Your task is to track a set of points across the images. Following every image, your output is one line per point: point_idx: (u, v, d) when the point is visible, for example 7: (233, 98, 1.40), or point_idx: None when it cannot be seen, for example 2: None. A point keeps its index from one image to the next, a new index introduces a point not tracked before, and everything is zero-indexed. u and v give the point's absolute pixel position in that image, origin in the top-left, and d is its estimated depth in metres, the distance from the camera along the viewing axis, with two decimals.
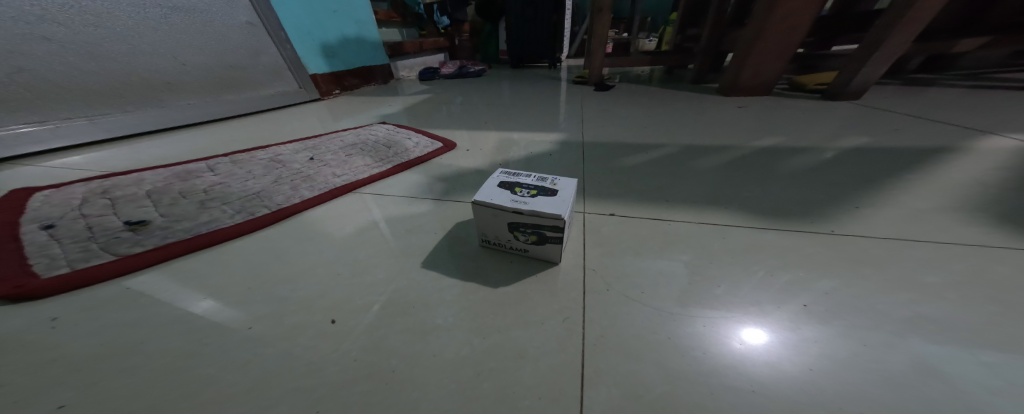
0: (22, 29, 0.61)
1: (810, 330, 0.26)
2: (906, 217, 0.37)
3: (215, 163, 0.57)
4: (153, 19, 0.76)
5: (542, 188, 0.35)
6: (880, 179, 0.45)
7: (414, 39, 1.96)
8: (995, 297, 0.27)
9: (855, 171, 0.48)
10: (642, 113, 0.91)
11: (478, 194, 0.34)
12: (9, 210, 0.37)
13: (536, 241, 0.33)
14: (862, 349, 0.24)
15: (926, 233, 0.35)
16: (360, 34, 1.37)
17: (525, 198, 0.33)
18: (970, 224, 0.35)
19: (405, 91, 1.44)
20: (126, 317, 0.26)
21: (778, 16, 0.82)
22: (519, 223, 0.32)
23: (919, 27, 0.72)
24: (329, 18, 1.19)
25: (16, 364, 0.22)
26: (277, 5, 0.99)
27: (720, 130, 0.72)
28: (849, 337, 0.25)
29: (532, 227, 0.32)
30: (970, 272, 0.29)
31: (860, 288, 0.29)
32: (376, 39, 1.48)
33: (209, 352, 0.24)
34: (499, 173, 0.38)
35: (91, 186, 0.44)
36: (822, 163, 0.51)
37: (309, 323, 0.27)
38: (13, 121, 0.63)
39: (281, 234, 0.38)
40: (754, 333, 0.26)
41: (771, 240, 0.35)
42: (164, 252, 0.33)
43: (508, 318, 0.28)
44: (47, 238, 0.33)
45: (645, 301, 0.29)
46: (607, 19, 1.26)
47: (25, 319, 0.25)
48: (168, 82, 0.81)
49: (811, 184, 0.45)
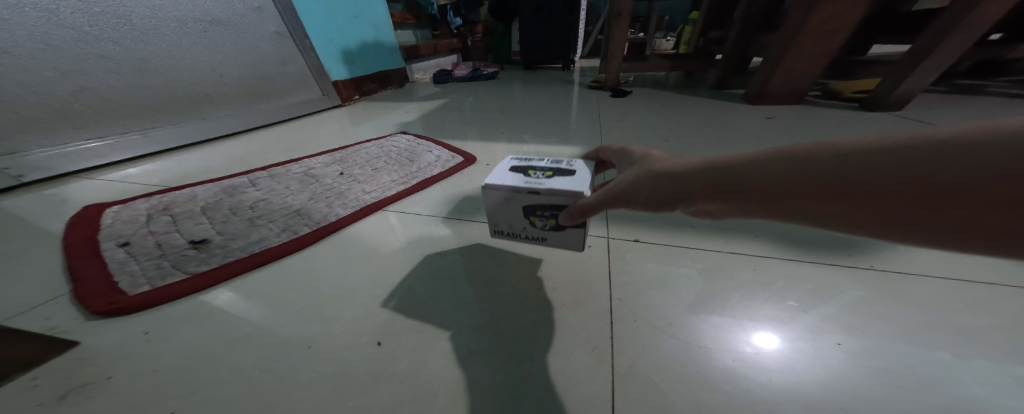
0: (82, 49, 0.65)
1: (839, 368, 0.26)
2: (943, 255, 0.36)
3: (256, 178, 0.61)
4: (193, 33, 0.81)
5: (557, 170, 0.35)
6: None
7: (428, 41, 1.99)
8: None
9: None
10: (658, 123, 0.90)
11: (493, 177, 0.35)
12: (87, 226, 0.41)
13: (553, 225, 0.35)
14: (889, 387, 0.25)
15: (966, 273, 0.34)
16: (377, 38, 1.41)
17: (540, 179, 0.34)
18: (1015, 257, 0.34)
19: (420, 95, 1.47)
20: (202, 332, 0.29)
21: (812, 24, 0.82)
22: (537, 206, 0.34)
23: (975, 34, 0.72)
24: (349, 24, 1.23)
25: (121, 374, 0.25)
26: (302, 15, 1.05)
27: (740, 143, 0.72)
28: (878, 378, 0.25)
29: (551, 210, 0.33)
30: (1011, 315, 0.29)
31: (891, 325, 0.29)
32: (393, 43, 1.52)
33: (278, 369, 0.27)
34: (510, 159, 0.39)
35: (151, 203, 0.48)
36: None
37: (358, 345, 0.29)
38: (81, 137, 0.67)
39: (321, 254, 0.41)
40: (771, 338, 0.29)
41: (798, 273, 0.35)
42: (227, 271, 0.36)
43: (539, 346, 0.29)
44: (125, 255, 0.36)
45: (673, 332, 0.30)
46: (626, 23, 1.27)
47: (120, 332, 0.28)
48: (207, 94, 0.86)
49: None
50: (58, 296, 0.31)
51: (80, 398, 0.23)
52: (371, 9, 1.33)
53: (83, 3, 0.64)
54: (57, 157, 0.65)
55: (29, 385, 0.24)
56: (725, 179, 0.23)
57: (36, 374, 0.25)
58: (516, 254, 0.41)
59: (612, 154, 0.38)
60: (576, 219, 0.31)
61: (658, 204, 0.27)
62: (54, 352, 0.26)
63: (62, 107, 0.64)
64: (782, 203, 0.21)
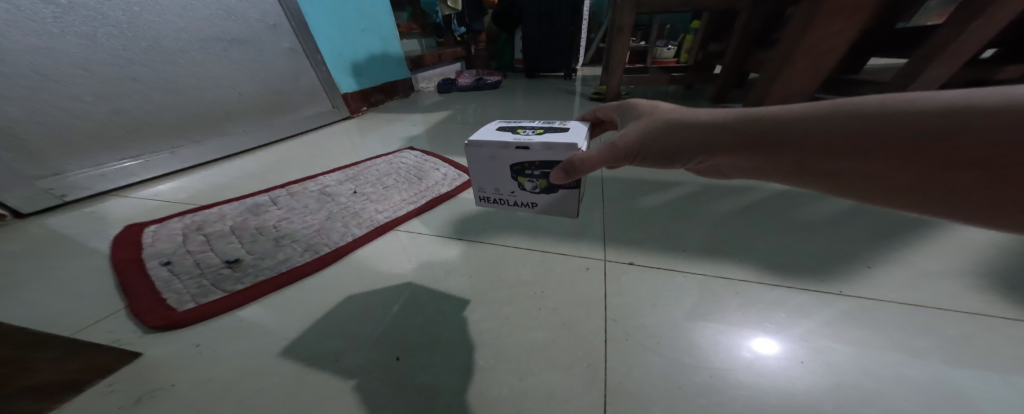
0: (118, 73, 0.68)
1: (805, 383, 0.30)
2: (913, 278, 0.38)
3: (276, 196, 0.65)
4: (217, 53, 0.84)
5: (546, 129, 0.44)
6: (897, 234, 0.46)
7: (433, 51, 2.04)
8: (1013, 368, 0.29)
9: (875, 224, 0.48)
10: None
11: (491, 135, 0.44)
12: (131, 245, 0.46)
13: (540, 183, 0.46)
14: (845, 401, 0.28)
15: (930, 299, 0.36)
16: (384, 50, 1.46)
17: (531, 136, 0.43)
18: (985, 285, 0.37)
19: (424, 105, 1.51)
20: (244, 346, 0.33)
21: (807, 46, 0.82)
22: (527, 162, 0.44)
23: (961, 59, 0.74)
24: (357, 36, 1.29)
25: (182, 382, 0.29)
26: (314, 31, 1.10)
27: None
28: (841, 395, 0.29)
29: (539, 168, 0.44)
30: (963, 339, 0.32)
31: (857, 346, 0.32)
32: (398, 54, 1.57)
33: (313, 380, 0.31)
34: (504, 123, 0.48)
35: (185, 222, 0.52)
36: (843, 212, 0.51)
37: (379, 359, 0.33)
38: (120, 157, 0.71)
39: (340, 273, 0.45)
40: (766, 349, 0.33)
41: (778, 296, 0.38)
42: (260, 290, 0.40)
43: (542, 362, 0.33)
44: (169, 274, 0.40)
45: (660, 351, 0.34)
46: (626, 38, 1.33)
47: (174, 345, 0.32)
48: (228, 111, 0.89)
49: (828, 236, 0.47)
50: (116, 311, 0.35)
51: (150, 403, 0.27)
52: (378, 22, 1.38)
53: (117, 28, 0.67)
54: (97, 178, 0.68)
55: (106, 390, 0.28)
56: (758, 128, 0.29)
57: (110, 381, 0.29)
58: (520, 274, 0.44)
59: (619, 110, 0.45)
60: (570, 177, 0.39)
61: (673, 153, 0.35)
62: (123, 362, 0.30)
63: (101, 130, 0.67)
64: (797, 152, 0.28)
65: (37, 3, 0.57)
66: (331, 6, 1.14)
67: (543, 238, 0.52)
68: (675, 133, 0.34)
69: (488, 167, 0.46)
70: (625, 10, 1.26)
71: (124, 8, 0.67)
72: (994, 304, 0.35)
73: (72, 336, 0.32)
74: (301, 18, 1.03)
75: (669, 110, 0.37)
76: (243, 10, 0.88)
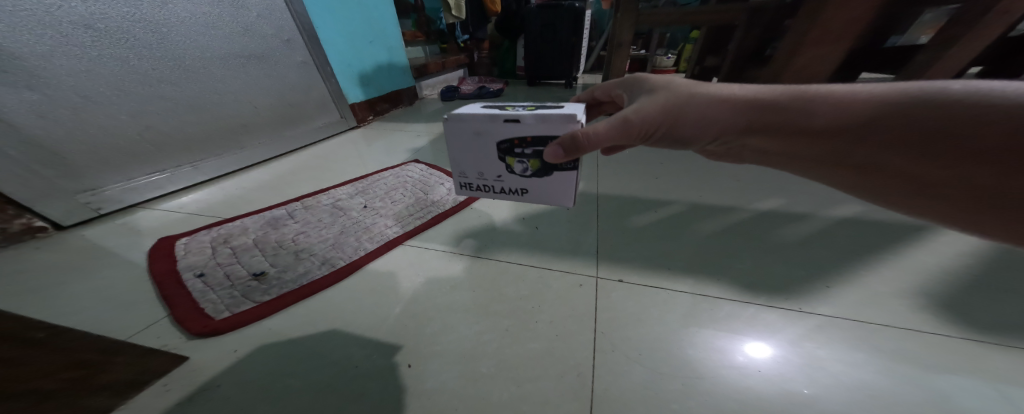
0: (147, 92, 0.71)
1: (756, 386, 0.35)
2: (867, 298, 0.43)
3: (292, 209, 0.70)
4: (236, 69, 0.87)
5: (538, 107, 0.45)
6: (864, 254, 0.50)
7: (437, 59, 2.09)
8: (940, 380, 0.33)
9: (846, 244, 0.52)
10: (655, 153, 0.96)
11: (481, 110, 0.45)
12: (166, 256, 0.50)
13: (533, 164, 0.46)
14: (788, 403, 0.33)
15: (874, 316, 0.41)
16: (390, 60, 1.49)
17: (522, 111, 0.44)
18: (933, 306, 0.41)
19: (428, 114, 1.55)
20: (277, 353, 0.38)
21: (799, 63, 0.88)
22: (518, 139, 0.44)
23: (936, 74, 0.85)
24: (364, 48, 1.32)
25: (228, 383, 0.34)
26: (325, 43, 1.14)
27: (729, 179, 0.76)
28: (791, 401, 0.33)
29: (531, 144, 0.44)
30: (897, 350, 0.36)
31: (809, 356, 0.37)
32: (404, 63, 1.60)
33: (338, 385, 0.36)
34: (491, 103, 0.50)
35: (211, 235, 0.57)
36: (818, 232, 0.55)
37: (394, 367, 0.38)
38: (149, 171, 0.74)
39: (353, 287, 0.49)
40: (753, 352, 0.38)
41: (747, 313, 0.43)
42: (285, 300, 0.45)
43: (537, 370, 0.37)
44: (204, 286, 0.45)
45: (641, 361, 0.38)
46: (626, 54, 1.39)
47: (215, 351, 0.37)
48: (245, 125, 0.93)
49: (801, 256, 0.51)
50: (161, 318, 0.40)
51: (203, 400, 0.33)
52: (386, 32, 1.41)
53: (147, 50, 0.70)
54: (127, 192, 0.71)
55: (165, 389, 0.33)
56: (796, 111, 0.35)
57: (165, 382, 0.34)
58: (519, 290, 0.48)
59: (630, 87, 0.49)
60: (568, 155, 0.40)
61: (709, 132, 0.40)
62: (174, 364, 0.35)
63: (133, 147, 0.71)
64: (827, 136, 0.33)
65: (78, 28, 0.60)
66: (340, 17, 1.17)
67: (542, 254, 0.56)
68: (709, 110, 0.39)
69: (475, 145, 0.47)
70: (625, 25, 1.33)
71: (154, 30, 0.71)
72: (932, 322, 0.39)
73: (128, 339, 0.37)
74: (313, 33, 1.07)
75: (696, 85, 0.41)
76: (259, 26, 0.92)
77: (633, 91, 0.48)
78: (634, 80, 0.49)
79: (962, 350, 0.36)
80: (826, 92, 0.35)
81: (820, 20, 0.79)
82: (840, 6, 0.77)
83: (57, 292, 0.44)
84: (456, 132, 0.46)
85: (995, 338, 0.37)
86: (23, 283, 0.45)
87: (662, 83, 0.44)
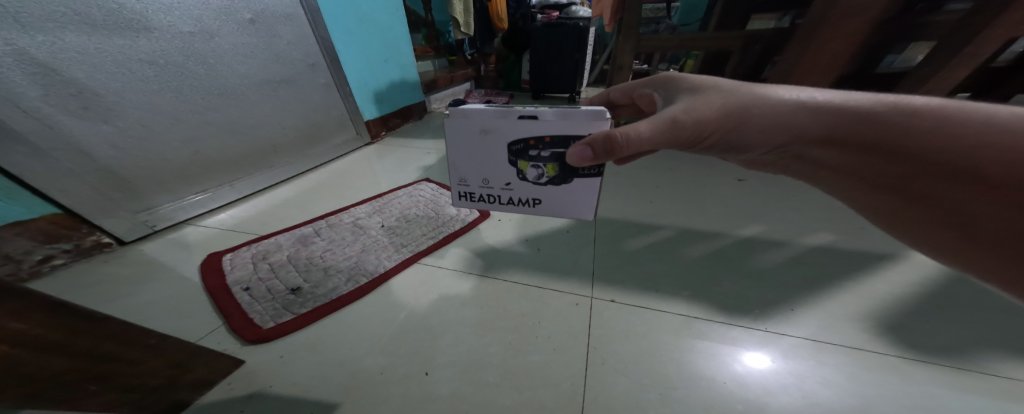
0: (196, 119, 0.79)
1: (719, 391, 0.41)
2: (833, 320, 0.49)
3: (318, 226, 0.77)
4: (268, 93, 0.95)
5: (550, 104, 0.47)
6: (831, 283, 0.55)
7: (447, 74, 2.18)
8: (877, 391, 0.40)
9: (820, 273, 0.58)
10: (654, 176, 1.01)
11: (495, 111, 0.47)
12: (216, 271, 0.60)
13: (550, 166, 0.50)
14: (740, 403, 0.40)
15: (844, 335, 0.47)
16: (403, 77, 1.57)
17: (535, 108, 0.46)
18: (900, 333, 0.47)
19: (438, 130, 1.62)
20: (315, 360, 0.46)
21: None
22: (536, 140, 0.47)
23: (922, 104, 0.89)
24: (379, 66, 1.39)
25: (279, 384, 0.42)
26: (346, 66, 1.22)
27: (722, 207, 0.81)
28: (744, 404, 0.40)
29: (549, 145, 0.47)
30: (843, 364, 0.43)
31: (767, 364, 0.44)
32: (415, 80, 1.67)
33: (368, 386, 0.43)
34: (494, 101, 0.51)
35: (252, 252, 0.66)
36: (794, 259, 0.61)
37: (412, 373, 0.44)
38: (193, 191, 0.82)
39: (375, 301, 0.56)
40: (751, 360, 0.45)
41: (721, 332, 0.49)
42: (318, 313, 0.52)
43: (536, 380, 0.44)
44: (251, 298, 0.54)
45: (624, 372, 0.44)
46: (626, 75, 1.51)
47: (265, 356, 0.46)
48: (275, 146, 1.01)
49: (778, 283, 0.56)
50: (219, 326, 0.50)
51: (260, 398, 0.41)
52: (399, 51, 1.49)
53: (197, 80, 0.78)
54: (178, 210, 0.79)
55: (229, 387, 0.42)
56: (887, 130, 0.36)
57: (229, 380, 0.42)
58: (521, 307, 0.55)
59: (666, 87, 0.51)
60: (584, 161, 0.43)
61: (774, 142, 0.42)
62: (234, 366, 0.43)
63: (181, 169, 0.79)
64: (899, 160, 0.35)
65: (144, 65, 0.69)
66: (360, 41, 1.26)
67: (544, 275, 0.62)
68: (779, 117, 0.41)
69: (489, 147, 0.51)
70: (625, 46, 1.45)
71: (203, 62, 0.78)
72: (895, 346, 0.45)
73: (198, 342, 0.47)
74: (335, 56, 1.14)
75: (758, 88, 0.43)
76: (289, 52, 0.98)
77: (671, 92, 0.50)
78: (668, 80, 0.52)
79: (889, 365, 0.43)
80: (939, 115, 0.34)
81: (805, 51, 0.83)
82: (825, 41, 0.81)
83: (139, 302, 0.53)
84: (464, 130, 0.50)
85: (918, 354, 0.44)
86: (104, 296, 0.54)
87: (709, 84, 0.46)
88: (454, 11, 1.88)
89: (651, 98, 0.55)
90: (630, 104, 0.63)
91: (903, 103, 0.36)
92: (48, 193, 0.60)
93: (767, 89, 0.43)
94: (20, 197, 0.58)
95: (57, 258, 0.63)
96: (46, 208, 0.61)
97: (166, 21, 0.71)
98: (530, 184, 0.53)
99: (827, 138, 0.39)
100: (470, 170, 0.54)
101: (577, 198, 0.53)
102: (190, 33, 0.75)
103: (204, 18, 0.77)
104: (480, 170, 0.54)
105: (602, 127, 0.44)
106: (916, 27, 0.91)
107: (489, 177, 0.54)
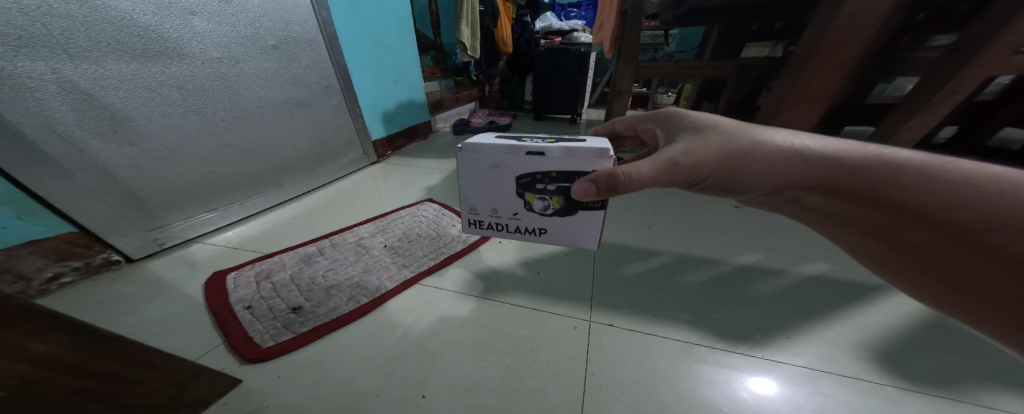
0: (214, 140, 0.83)
1: None
2: (836, 350, 0.49)
3: (322, 246, 0.78)
4: (284, 115, 0.99)
5: (558, 140, 0.50)
6: (829, 312, 0.55)
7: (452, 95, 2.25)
8: None
9: (817, 302, 0.58)
10: (653, 202, 1.03)
11: (504, 144, 0.50)
12: (219, 290, 0.61)
13: (556, 204, 0.52)
14: None
15: (857, 369, 0.46)
16: (411, 98, 1.63)
17: (543, 144, 0.49)
18: (905, 365, 0.46)
19: (442, 150, 1.65)
20: (313, 380, 0.46)
21: None
22: (543, 174, 0.50)
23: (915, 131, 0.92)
24: (388, 88, 1.46)
25: (274, 405, 0.42)
26: (357, 87, 1.27)
27: (721, 234, 0.82)
28: None
29: (555, 180, 0.50)
30: (840, 393, 0.43)
31: (769, 384, 0.45)
32: (422, 100, 1.74)
33: (361, 408, 0.43)
34: (504, 135, 0.54)
35: (256, 271, 0.67)
36: (793, 288, 0.61)
37: (410, 396, 0.44)
38: (203, 209, 0.84)
39: (373, 323, 0.56)
40: (755, 383, 0.45)
41: (719, 358, 0.49)
42: (318, 333, 0.53)
43: (531, 405, 0.43)
44: (252, 317, 0.55)
45: (622, 398, 0.44)
46: (626, 99, 1.56)
47: (262, 377, 0.46)
48: (286, 165, 1.04)
49: (776, 312, 0.56)
50: (218, 345, 0.50)
51: None
52: (408, 74, 1.56)
53: (221, 103, 0.83)
54: (188, 228, 0.81)
55: (224, 407, 0.41)
56: (875, 181, 0.37)
57: (224, 401, 0.42)
58: (520, 330, 0.55)
59: (668, 125, 0.54)
60: (587, 195, 0.45)
61: (767, 186, 0.44)
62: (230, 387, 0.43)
63: (194, 188, 0.82)
64: (885, 208, 0.37)
65: (173, 89, 0.73)
66: (371, 64, 1.32)
67: (543, 298, 0.62)
68: (774, 164, 0.43)
69: (496, 177, 0.53)
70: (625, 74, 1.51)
71: (227, 86, 0.83)
72: (892, 376, 0.45)
73: (196, 361, 0.48)
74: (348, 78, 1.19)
75: (752, 131, 0.45)
76: (307, 75, 1.04)
77: (674, 129, 0.52)
78: (670, 116, 0.54)
79: (885, 394, 0.43)
80: (920, 167, 0.36)
81: (798, 81, 0.84)
82: (816, 71, 0.81)
83: (144, 320, 0.54)
84: (472, 161, 0.52)
85: (914, 384, 0.44)
86: (114, 314, 0.55)
87: (709, 124, 0.47)
88: (461, 36, 1.99)
89: (653, 133, 0.57)
90: (634, 136, 0.65)
91: (885, 154, 0.38)
92: (67, 213, 0.63)
93: (758, 130, 0.45)
94: (41, 216, 0.61)
95: (67, 275, 0.65)
96: (63, 226, 0.64)
97: (197, 49, 0.76)
98: (536, 215, 0.55)
99: (817, 184, 0.41)
100: (479, 200, 0.56)
101: (581, 229, 0.54)
102: (218, 59, 0.80)
103: (232, 46, 0.83)
104: (488, 199, 0.56)
105: (607, 165, 0.46)
106: (901, 61, 0.96)
107: (497, 207, 0.56)
